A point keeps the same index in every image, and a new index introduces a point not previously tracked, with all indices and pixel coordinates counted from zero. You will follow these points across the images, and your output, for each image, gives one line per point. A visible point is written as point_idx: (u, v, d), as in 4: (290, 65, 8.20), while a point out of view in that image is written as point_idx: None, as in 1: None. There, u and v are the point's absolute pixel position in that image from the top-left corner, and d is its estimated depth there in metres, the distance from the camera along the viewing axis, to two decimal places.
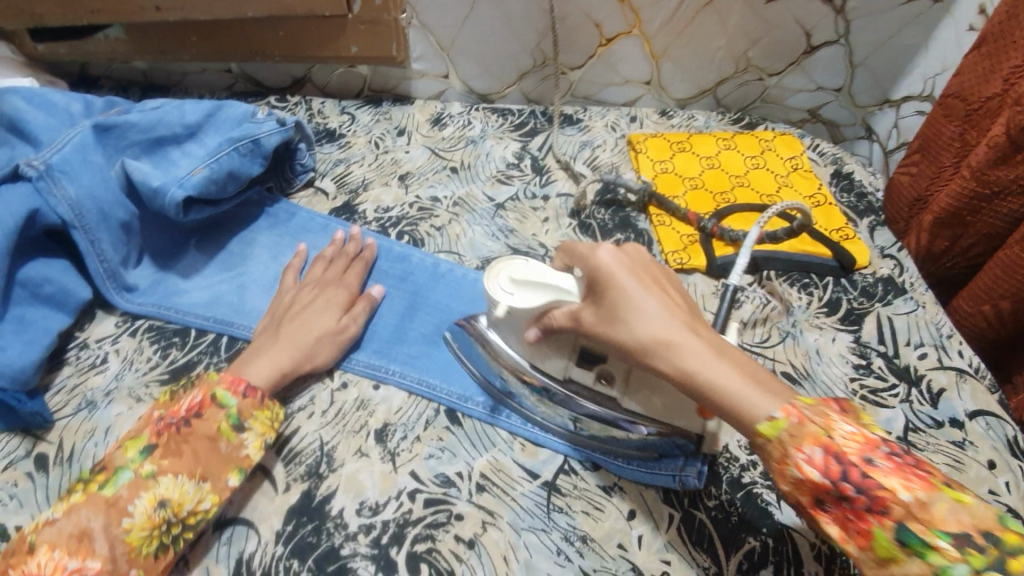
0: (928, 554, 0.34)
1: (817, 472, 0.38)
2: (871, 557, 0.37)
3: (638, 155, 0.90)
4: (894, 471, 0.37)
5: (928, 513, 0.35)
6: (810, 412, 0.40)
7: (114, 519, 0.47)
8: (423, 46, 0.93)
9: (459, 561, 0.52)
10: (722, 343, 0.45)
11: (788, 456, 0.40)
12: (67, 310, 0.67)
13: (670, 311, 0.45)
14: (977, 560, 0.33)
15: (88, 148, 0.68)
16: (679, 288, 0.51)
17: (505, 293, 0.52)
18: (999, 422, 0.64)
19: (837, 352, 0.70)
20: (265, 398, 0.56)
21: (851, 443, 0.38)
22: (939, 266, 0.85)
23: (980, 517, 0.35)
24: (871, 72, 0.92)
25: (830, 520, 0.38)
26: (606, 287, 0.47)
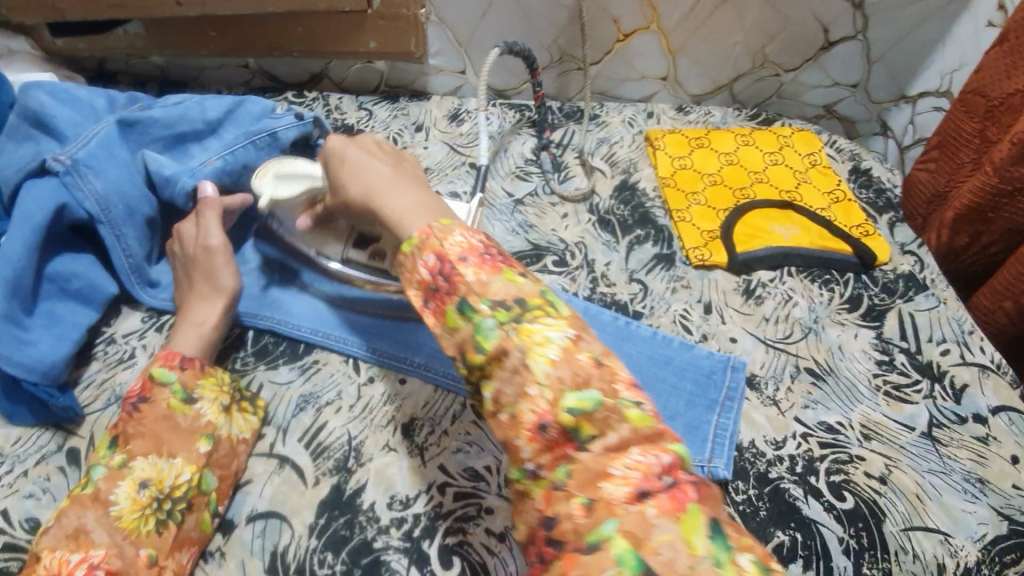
0: (473, 319, 0.41)
1: (427, 273, 0.44)
2: (445, 329, 0.43)
3: (655, 152, 0.90)
4: (475, 264, 0.43)
5: (484, 288, 0.42)
6: (439, 226, 0.45)
7: (102, 510, 0.49)
8: (441, 41, 0.93)
9: (491, 554, 0.52)
10: (411, 179, 0.52)
11: (412, 265, 0.44)
12: (94, 305, 0.67)
13: (372, 166, 0.53)
14: (500, 316, 0.41)
15: (113, 143, 0.69)
16: (411, 159, 0.58)
17: (268, 187, 0.63)
18: (1023, 418, 0.65)
19: (860, 348, 0.70)
20: (204, 365, 0.58)
21: (455, 247, 0.43)
22: (957, 262, 0.86)
23: (521, 290, 0.42)
24: (890, 68, 0.92)
25: (429, 314, 0.44)
26: (332, 168, 0.55)
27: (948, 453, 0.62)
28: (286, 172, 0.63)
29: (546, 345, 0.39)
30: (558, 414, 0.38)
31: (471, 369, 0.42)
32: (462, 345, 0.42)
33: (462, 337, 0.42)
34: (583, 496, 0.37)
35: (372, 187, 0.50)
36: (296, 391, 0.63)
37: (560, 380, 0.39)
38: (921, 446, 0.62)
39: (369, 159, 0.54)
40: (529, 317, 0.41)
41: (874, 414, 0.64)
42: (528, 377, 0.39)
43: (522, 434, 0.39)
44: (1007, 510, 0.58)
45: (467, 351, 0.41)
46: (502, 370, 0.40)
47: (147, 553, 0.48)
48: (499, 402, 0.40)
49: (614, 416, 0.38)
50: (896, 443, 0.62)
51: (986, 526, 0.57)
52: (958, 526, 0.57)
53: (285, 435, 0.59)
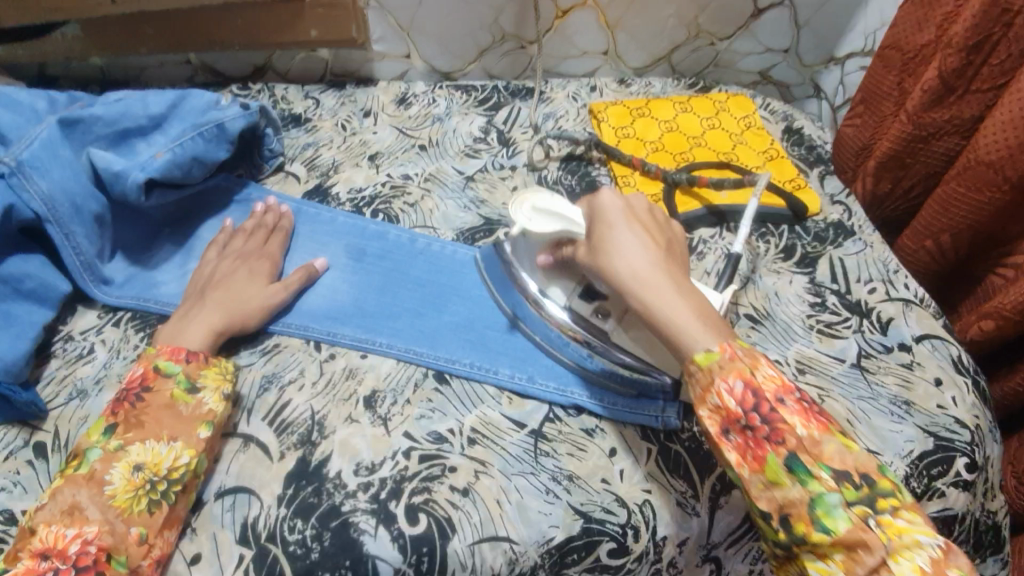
0: (808, 480, 0.45)
1: (734, 403, 0.48)
2: (762, 478, 0.47)
3: (599, 124, 0.93)
4: (799, 414, 0.47)
5: (817, 449, 0.45)
6: (742, 352, 0.49)
7: (96, 488, 0.51)
8: (383, 27, 0.94)
9: (455, 508, 0.54)
10: (688, 284, 0.53)
11: (712, 384, 0.49)
12: (49, 303, 0.67)
13: (646, 249, 0.54)
14: (847, 493, 0.44)
15: (55, 144, 0.68)
16: (677, 236, 0.59)
17: (524, 218, 0.62)
18: (943, 343, 0.70)
19: (795, 293, 0.75)
20: (209, 358, 0.59)
21: (770, 386, 0.47)
22: (884, 209, 0.91)
23: (860, 461, 0.45)
24: (816, 31, 0.97)
25: (733, 447, 0.48)
26: (601, 227, 0.57)
27: (876, 381, 0.67)
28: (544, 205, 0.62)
29: (915, 550, 0.42)
30: None
31: (801, 538, 0.45)
32: (787, 507, 0.46)
33: (788, 497, 0.46)
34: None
35: (646, 279, 0.53)
36: (258, 372, 0.64)
37: None
38: (851, 376, 0.67)
39: (636, 241, 0.55)
40: (885, 504, 0.44)
41: (808, 350, 0.69)
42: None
43: None
44: (931, 427, 0.64)
45: (802, 520, 0.45)
46: (853, 561, 0.43)
47: (137, 531, 0.50)
48: None
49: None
50: (829, 375, 0.67)
51: (912, 443, 0.62)
52: (886, 445, 0.62)
53: (250, 414, 0.61)
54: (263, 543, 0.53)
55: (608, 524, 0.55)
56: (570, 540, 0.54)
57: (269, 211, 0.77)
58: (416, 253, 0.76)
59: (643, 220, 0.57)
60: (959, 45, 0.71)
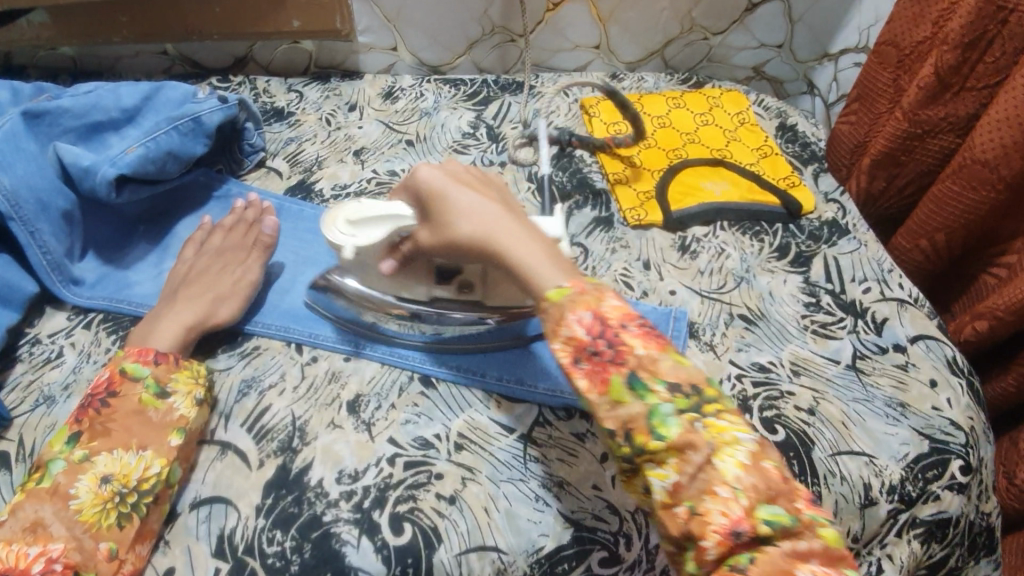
0: (647, 395, 0.44)
1: (584, 332, 0.45)
2: (608, 399, 0.44)
3: (591, 119, 0.91)
4: (640, 335, 0.45)
5: (655, 365, 0.44)
6: (591, 286, 0.48)
7: (61, 503, 0.49)
8: (369, 18, 0.91)
9: (442, 517, 0.53)
10: (529, 225, 0.52)
11: (563, 318, 0.46)
12: (14, 305, 0.64)
13: (485, 204, 0.52)
14: (680, 402, 0.43)
15: (18, 136, 0.65)
16: (506, 188, 0.57)
17: (346, 236, 0.56)
18: (937, 344, 0.70)
19: (789, 292, 0.73)
20: (179, 361, 0.57)
21: (614, 312, 0.46)
22: (878, 208, 0.91)
23: (692, 373, 0.45)
24: (810, 27, 0.95)
25: (583, 374, 0.45)
26: (434, 203, 0.52)
27: (871, 382, 0.66)
28: (360, 214, 0.56)
29: (736, 446, 0.42)
30: (754, 523, 0.40)
31: (640, 451, 0.43)
32: (629, 422, 0.43)
33: (630, 414, 0.44)
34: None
35: (490, 231, 0.50)
36: (237, 376, 0.62)
37: (754, 489, 0.41)
38: (846, 377, 0.66)
39: (473, 200, 0.52)
40: (712, 408, 0.44)
41: (803, 351, 0.68)
42: (715, 477, 0.41)
43: (709, 536, 0.41)
44: (926, 430, 0.63)
45: (640, 431, 0.43)
46: (684, 463, 0.42)
47: (107, 547, 0.48)
48: (676, 495, 0.42)
49: (808, 531, 0.40)
50: (824, 376, 0.66)
51: (907, 446, 0.61)
52: (881, 448, 0.61)
53: (227, 420, 0.58)
54: (241, 557, 0.51)
55: (600, 532, 0.53)
56: (561, 549, 0.52)
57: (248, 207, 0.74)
58: None
59: (473, 179, 0.55)
60: (954, 42, 0.70)
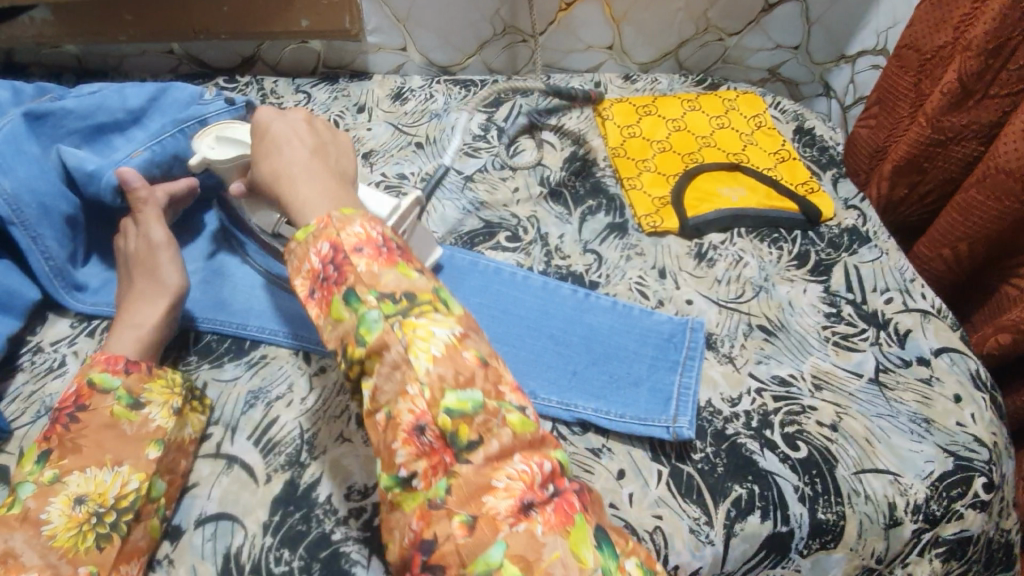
0: (359, 309, 0.40)
1: (318, 262, 0.43)
2: (329, 320, 0.42)
3: (604, 122, 0.89)
4: (371, 257, 0.42)
5: (373, 279, 0.41)
6: (340, 216, 0.44)
7: (32, 530, 0.46)
8: (378, 18, 0.89)
9: None
10: (332, 175, 0.49)
11: (306, 253, 0.44)
12: (16, 312, 0.63)
13: (298, 150, 0.50)
14: (386, 308, 0.41)
15: (20, 139, 0.64)
16: (345, 144, 0.55)
17: (206, 147, 0.62)
18: (962, 357, 0.68)
19: (809, 302, 0.71)
20: (152, 368, 0.55)
21: (352, 240, 0.43)
22: (898, 214, 0.88)
23: (413, 285, 0.42)
24: (828, 28, 0.93)
25: (315, 304, 0.43)
26: (257, 142, 0.53)
27: (895, 397, 0.64)
28: (225, 134, 0.63)
29: (430, 341, 0.40)
30: (436, 415, 0.38)
31: (351, 362, 0.41)
32: (345, 337, 0.41)
33: (345, 329, 0.41)
34: (465, 513, 0.37)
35: (282, 171, 0.49)
36: (243, 387, 0.60)
37: (440, 379, 0.39)
38: (869, 392, 0.64)
39: (288, 143, 0.51)
40: (417, 311, 0.41)
41: (824, 364, 0.66)
42: (408, 374, 0.39)
43: (398, 435, 0.39)
44: (952, 446, 0.61)
45: (351, 342, 0.40)
46: (383, 365, 0.40)
47: (88, 570, 0.46)
48: (376, 400, 0.40)
49: (494, 418, 0.39)
50: (846, 391, 0.64)
51: (932, 464, 0.59)
52: (906, 465, 0.59)
53: (233, 433, 0.57)
54: None
55: None
56: None
57: None
58: None
59: (303, 127, 0.53)
60: (979, 48, 0.68)
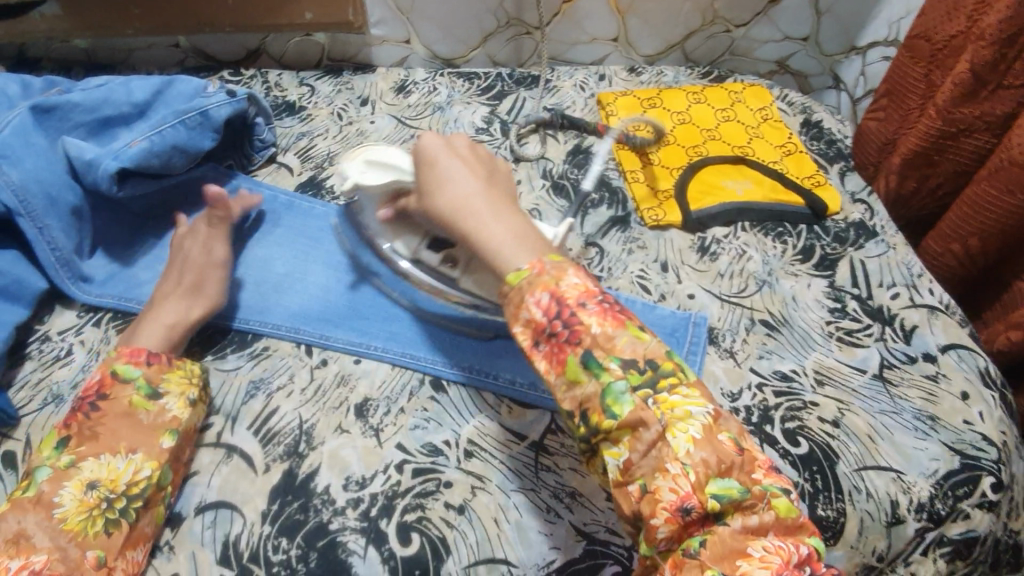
0: (602, 374, 0.43)
1: (541, 313, 0.45)
2: (563, 380, 0.44)
3: (608, 116, 0.88)
4: (597, 314, 0.45)
5: (609, 343, 0.44)
6: (550, 264, 0.47)
7: (44, 513, 0.48)
8: (382, 10, 0.89)
9: (451, 528, 0.51)
10: (509, 207, 0.53)
11: (522, 301, 0.46)
12: (24, 302, 0.64)
13: (469, 180, 0.53)
14: (634, 379, 0.43)
15: (28, 131, 0.65)
16: (503, 167, 0.58)
17: (356, 170, 0.61)
18: (970, 354, 0.66)
19: (813, 297, 0.71)
20: (173, 360, 0.56)
21: (573, 291, 0.45)
22: (908, 208, 0.87)
23: (649, 349, 0.44)
24: (838, 19, 0.91)
25: (542, 357, 0.45)
26: (424, 168, 0.56)
27: (899, 394, 0.63)
28: (372, 158, 0.61)
29: (688, 422, 0.42)
30: (704, 500, 0.40)
31: (596, 431, 0.43)
32: (584, 402, 0.43)
33: (585, 394, 0.43)
34: (717, 568, 0.39)
35: (462, 206, 0.52)
36: (245, 377, 0.61)
37: (704, 465, 0.41)
38: (872, 388, 0.63)
39: (456, 174, 0.54)
40: (665, 383, 0.43)
41: (827, 359, 0.65)
42: (666, 453, 0.41)
43: (659, 514, 0.40)
44: (957, 444, 0.60)
45: (595, 410, 0.43)
46: (635, 441, 0.42)
47: (95, 555, 0.47)
48: (629, 473, 0.42)
49: (760, 502, 0.41)
50: (849, 386, 0.63)
51: (936, 461, 0.59)
52: (910, 463, 0.58)
53: (234, 423, 0.57)
54: (245, 564, 0.50)
55: (613, 546, 0.51)
56: (572, 563, 0.51)
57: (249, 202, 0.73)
58: None
59: (466, 154, 0.56)
60: (992, 38, 0.66)
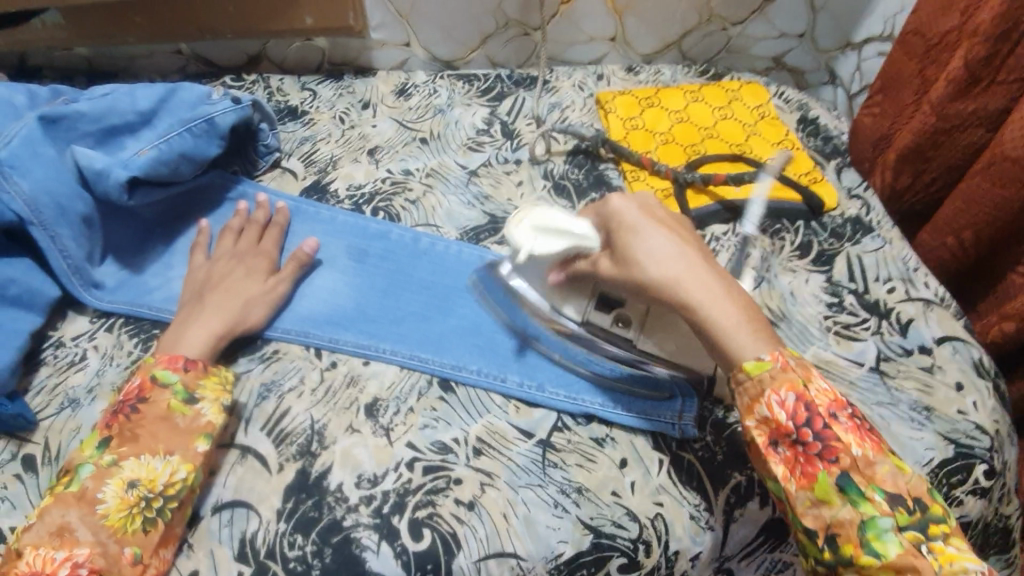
0: (862, 502, 0.45)
1: (787, 417, 0.48)
2: (809, 494, 0.47)
3: (607, 115, 0.89)
4: (852, 431, 0.48)
5: (870, 468, 0.46)
6: (793, 360, 0.50)
7: (88, 508, 0.50)
8: (381, 13, 0.90)
9: (461, 523, 0.53)
10: (721, 277, 0.54)
11: (762, 395, 0.49)
12: (37, 309, 0.65)
13: (678, 251, 0.54)
14: (899, 517, 0.45)
15: (36, 141, 0.66)
16: (693, 231, 0.60)
17: (528, 240, 0.56)
18: (965, 346, 0.68)
19: (811, 292, 0.72)
20: (207, 367, 0.57)
21: (822, 399, 0.48)
22: (903, 203, 0.88)
23: (912, 485, 0.46)
24: (833, 14, 0.92)
25: (781, 460, 0.48)
26: (623, 235, 0.56)
27: (895, 385, 0.64)
28: (546, 223, 0.57)
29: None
30: None
31: (846, 557, 0.45)
32: (834, 525, 0.46)
33: (838, 517, 0.46)
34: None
35: (686, 280, 0.53)
36: (257, 379, 0.62)
37: None
38: (869, 380, 0.65)
39: (664, 244, 0.55)
40: (936, 531, 0.45)
41: (825, 353, 0.67)
42: None
43: None
44: (952, 434, 0.61)
45: (850, 539, 0.45)
46: None
47: (131, 551, 0.49)
48: None
49: None
50: (847, 380, 0.65)
51: (932, 451, 0.60)
52: (906, 453, 0.60)
53: (247, 424, 0.59)
54: (262, 561, 0.52)
55: (618, 538, 0.53)
56: (579, 554, 0.52)
57: (256, 208, 0.74)
58: (420, 254, 0.73)
59: (660, 219, 0.57)
60: (986, 33, 0.68)
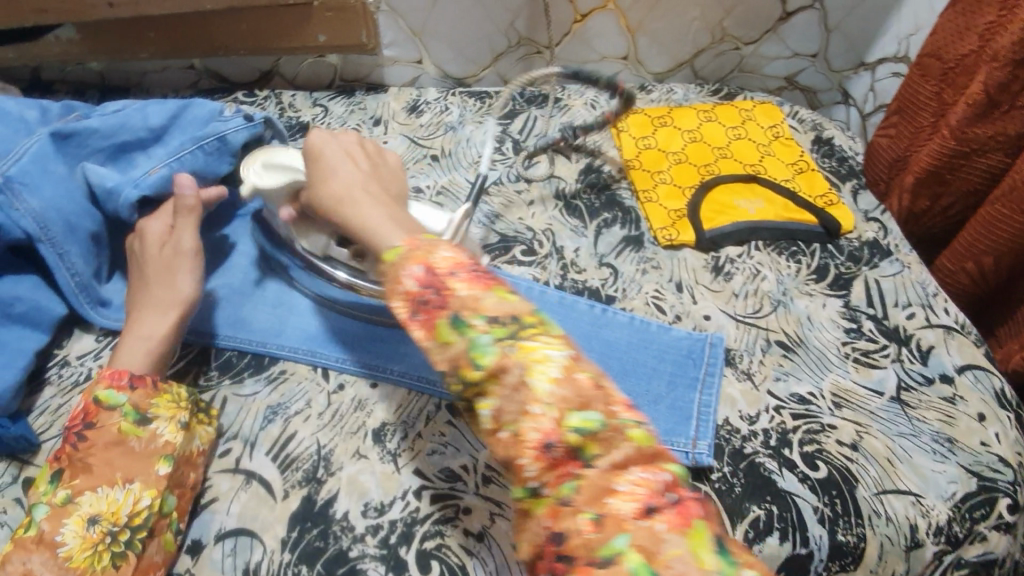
0: (469, 333, 0.39)
1: (415, 283, 0.41)
2: (435, 343, 0.40)
3: (619, 134, 0.89)
4: (466, 278, 0.41)
5: (478, 305, 0.39)
6: (426, 241, 0.45)
7: (48, 551, 0.48)
8: (394, 31, 0.90)
9: (469, 555, 0.51)
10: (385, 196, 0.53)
11: (398, 273, 0.42)
12: (43, 328, 0.65)
13: (350, 171, 0.55)
14: (499, 331, 0.39)
15: (47, 158, 0.66)
16: (394, 167, 0.61)
17: (255, 175, 0.62)
18: (987, 375, 0.66)
19: (829, 318, 0.70)
20: (156, 383, 0.56)
21: (444, 261, 0.42)
22: (921, 226, 0.87)
23: (515, 306, 0.40)
24: (847, 35, 0.92)
25: (418, 326, 0.40)
26: (312, 164, 0.57)
27: (918, 416, 0.63)
28: (271, 161, 0.62)
29: (548, 364, 0.38)
30: (564, 434, 0.36)
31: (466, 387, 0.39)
32: (455, 361, 0.39)
33: (456, 353, 0.39)
34: (592, 511, 0.35)
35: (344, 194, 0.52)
36: (263, 402, 0.61)
37: (565, 402, 0.37)
38: (890, 410, 0.63)
39: (341, 167, 0.55)
40: (527, 333, 0.39)
41: (844, 381, 0.65)
42: (529, 395, 0.37)
43: (526, 453, 0.37)
44: (975, 467, 0.59)
45: (464, 368, 0.38)
46: (503, 388, 0.38)
47: None
48: (500, 420, 0.37)
49: (620, 437, 0.36)
50: (867, 409, 0.63)
51: (956, 484, 0.58)
52: (929, 486, 0.58)
53: (252, 449, 0.58)
54: None
55: None
56: None
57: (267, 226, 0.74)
58: None
59: (352, 152, 0.58)
60: (1005, 58, 0.66)
